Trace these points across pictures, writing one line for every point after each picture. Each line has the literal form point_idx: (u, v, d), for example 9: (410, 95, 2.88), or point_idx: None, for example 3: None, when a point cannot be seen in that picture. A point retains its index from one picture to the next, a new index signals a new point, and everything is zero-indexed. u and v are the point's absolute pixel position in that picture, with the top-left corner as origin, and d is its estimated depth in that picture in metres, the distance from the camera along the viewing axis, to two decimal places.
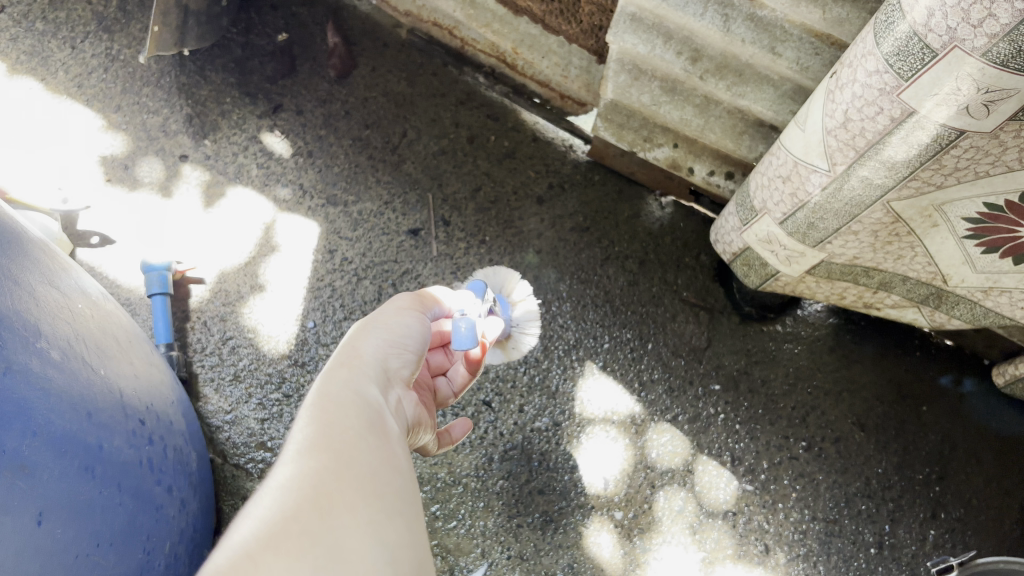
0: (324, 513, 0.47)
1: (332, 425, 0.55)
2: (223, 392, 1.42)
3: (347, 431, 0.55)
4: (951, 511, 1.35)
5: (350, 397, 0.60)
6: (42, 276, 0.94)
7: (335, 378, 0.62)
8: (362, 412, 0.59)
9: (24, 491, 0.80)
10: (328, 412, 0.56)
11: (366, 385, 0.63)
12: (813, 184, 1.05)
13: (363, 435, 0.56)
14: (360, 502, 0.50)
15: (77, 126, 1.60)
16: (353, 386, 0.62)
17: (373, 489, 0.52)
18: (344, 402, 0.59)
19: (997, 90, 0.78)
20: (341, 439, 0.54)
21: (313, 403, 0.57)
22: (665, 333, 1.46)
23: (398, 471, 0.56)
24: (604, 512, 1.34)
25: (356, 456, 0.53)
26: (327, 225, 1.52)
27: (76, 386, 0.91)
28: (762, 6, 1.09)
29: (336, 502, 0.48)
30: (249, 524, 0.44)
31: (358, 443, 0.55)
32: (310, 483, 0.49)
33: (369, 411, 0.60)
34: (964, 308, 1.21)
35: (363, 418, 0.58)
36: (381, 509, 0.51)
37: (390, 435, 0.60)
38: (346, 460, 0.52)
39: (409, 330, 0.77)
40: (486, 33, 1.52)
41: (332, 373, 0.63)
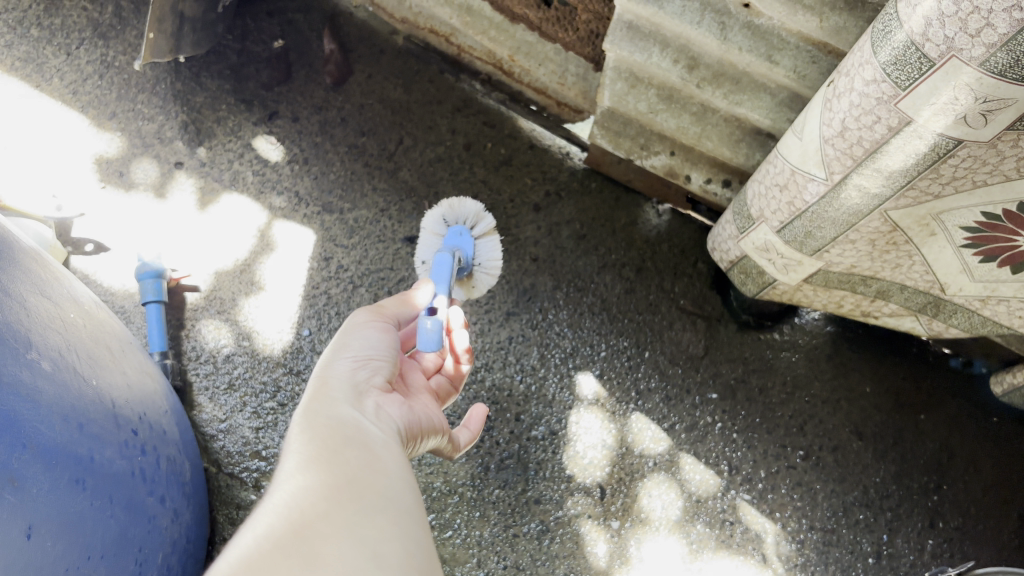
0: (306, 523, 0.50)
1: (308, 451, 0.58)
2: (217, 401, 1.40)
3: (322, 453, 0.59)
4: (949, 520, 1.35)
5: (325, 425, 0.64)
6: (34, 285, 0.93)
7: (310, 412, 0.66)
8: (335, 435, 0.62)
9: (14, 504, 0.79)
10: (300, 443, 0.60)
11: (340, 412, 0.67)
12: (811, 193, 1.05)
13: (338, 453, 0.59)
14: (339, 507, 0.53)
15: (71, 132, 1.59)
16: (326, 416, 0.66)
17: (351, 495, 0.55)
18: (319, 430, 0.62)
19: (995, 100, 0.78)
20: (318, 462, 0.57)
21: (289, 439, 0.61)
22: (662, 341, 1.45)
23: (379, 477, 0.59)
24: (600, 521, 1.33)
25: (332, 471, 0.56)
26: (323, 232, 1.52)
27: (68, 397, 0.90)
28: (759, 14, 1.08)
29: (315, 512, 0.51)
30: (236, 548, 0.47)
31: (334, 459, 0.58)
32: (291, 502, 0.52)
33: (344, 433, 0.63)
34: (961, 316, 1.20)
35: (339, 439, 0.62)
36: (362, 510, 0.54)
37: (370, 449, 0.63)
38: (322, 476, 0.55)
39: (371, 355, 0.82)
40: (482, 40, 1.52)
41: (306, 409, 0.67)
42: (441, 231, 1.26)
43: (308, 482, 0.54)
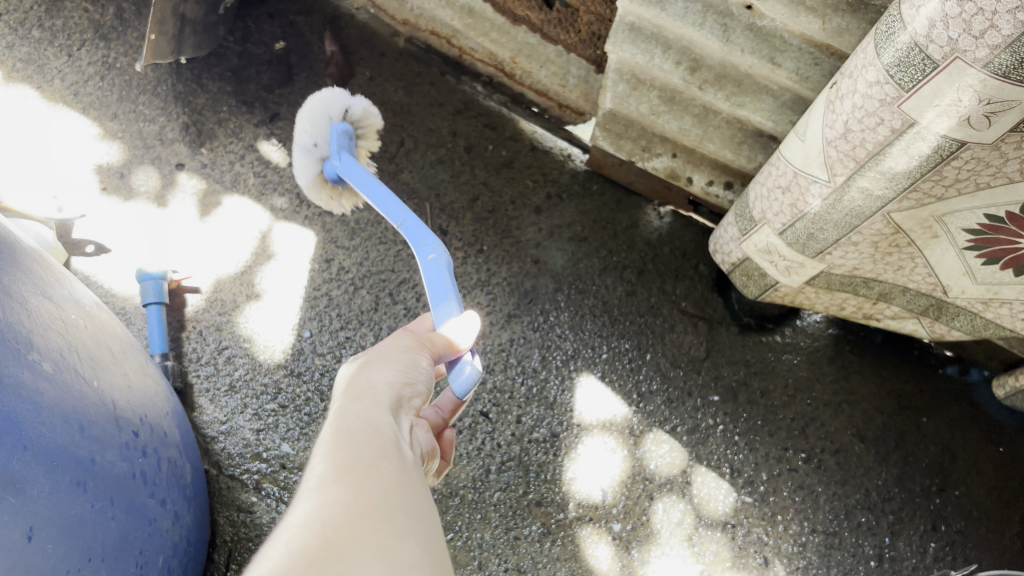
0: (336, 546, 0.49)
1: (341, 459, 0.57)
2: (218, 403, 1.40)
3: (355, 462, 0.57)
4: (951, 523, 1.34)
5: (361, 429, 0.61)
6: (36, 287, 0.93)
7: (344, 415, 0.64)
8: (369, 443, 0.60)
9: (14, 507, 0.78)
10: (338, 448, 0.58)
11: (376, 415, 0.65)
12: (813, 195, 1.05)
13: (371, 463, 0.58)
14: (368, 529, 0.51)
15: (72, 134, 1.59)
16: (361, 419, 0.63)
17: (381, 514, 0.53)
18: (353, 435, 0.60)
19: (999, 102, 0.77)
20: (350, 472, 0.56)
21: (322, 442, 0.59)
22: (663, 343, 1.45)
23: (411, 495, 0.57)
24: (602, 524, 1.32)
25: (364, 485, 0.55)
26: (324, 234, 1.51)
27: (69, 399, 0.90)
28: (762, 16, 1.08)
29: (346, 534, 0.50)
30: (263, 565, 0.47)
31: (366, 470, 0.56)
32: (322, 519, 0.51)
33: (381, 440, 0.61)
34: (964, 319, 1.20)
35: (373, 448, 0.60)
36: (391, 532, 0.52)
37: (403, 462, 0.61)
38: (354, 491, 0.54)
39: (419, 370, 0.75)
40: (484, 42, 1.52)
41: (340, 412, 0.65)
42: (332, 118, 1.17)
43: (339, 498, 0.53)
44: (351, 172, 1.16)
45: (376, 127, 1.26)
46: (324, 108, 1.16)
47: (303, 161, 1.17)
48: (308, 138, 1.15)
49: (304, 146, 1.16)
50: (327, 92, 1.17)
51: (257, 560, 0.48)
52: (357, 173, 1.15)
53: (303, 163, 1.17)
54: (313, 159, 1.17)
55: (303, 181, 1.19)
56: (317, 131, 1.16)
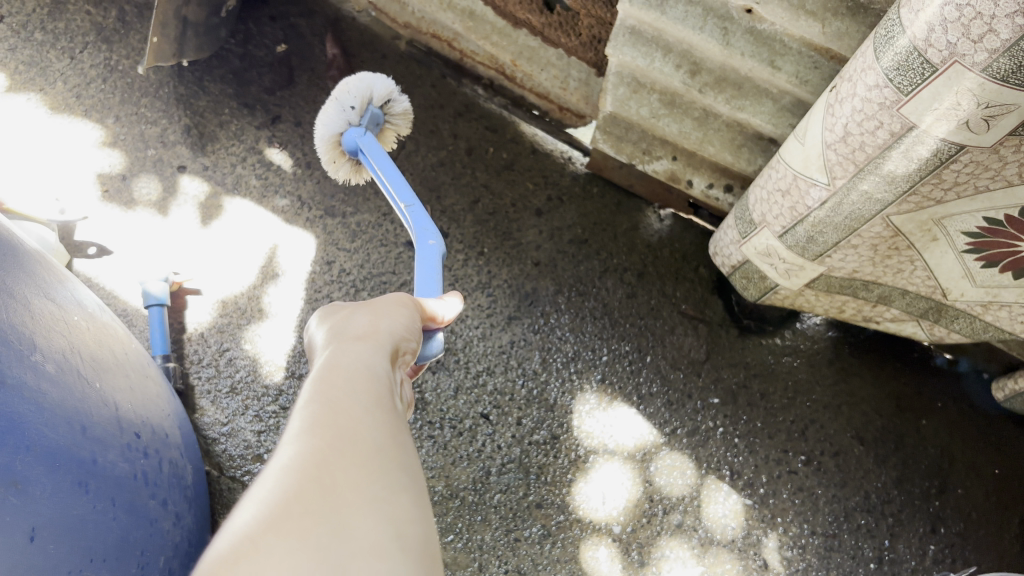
0: (329, 496, 0.45)
1: (336, 399, 0.52)
2: (219, 404, 1.40)
3: (351, 403, 0.52)
4: (951, 526, 1.34)
5: (360, 368, 0.56)
6: (38, 289, 0.94)
7: (341, 352, 0.59)
8: (368, 384, 0.55)
9: (17, 507, 0.78)
10: (332, 388, 0.53)
11: (375, 354, 0.60)
12: (813, 198, 1.05)
13: (370, 407, 0.53)
14: (363, 480, 0.47)
15: (75, 137, 1.60)
16: (359, 356, 0.58)
17: (378, 464, 0.49)
18: (352, 375, 0.55)
19: (998, 105, 0.78)
20: (346, 415, 0.51)
21: (314, 379, 0.54)
22: (664, 346, 1.45)
23: (409, 448, 0.53)
24: (601, 526, 1.32)
25: (361, 430, 0.50)
26: (325, 236, 1.52)
27: (71, 400, 0.90)
28: (762, 20, 1.08)
29: (340, 483, 0.46)
30: (249, 510, 0.43)
31: (363, 414, 0.52)
32: (314, 464, 0.47)
33: (380, 383, 0.56)
34: (963, 322, 1.20)
35: (371, 391, 0.55)
36: (388, 485, 0.48)
37: (400, 412, 0.56)
38: (349, 436, 0.49)
39: (416, 320, 0.70)
40: (485, 44, 1.53)
41: (336, 347, 0.59)
42: (375, 97, 1.17)
43: (333, 444, 0.48)
44: (372, 149, 1.14)
45: (401, 129, 1.25)
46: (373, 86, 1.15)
47: (333, 114, 1.13)
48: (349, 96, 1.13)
49: (340, 103, 1.14)
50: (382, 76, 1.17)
51: (242, 502, 0.45)
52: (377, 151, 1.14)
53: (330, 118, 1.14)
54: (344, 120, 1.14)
55: (322, 132, 1.15)
56: (359, 96, 1.13)
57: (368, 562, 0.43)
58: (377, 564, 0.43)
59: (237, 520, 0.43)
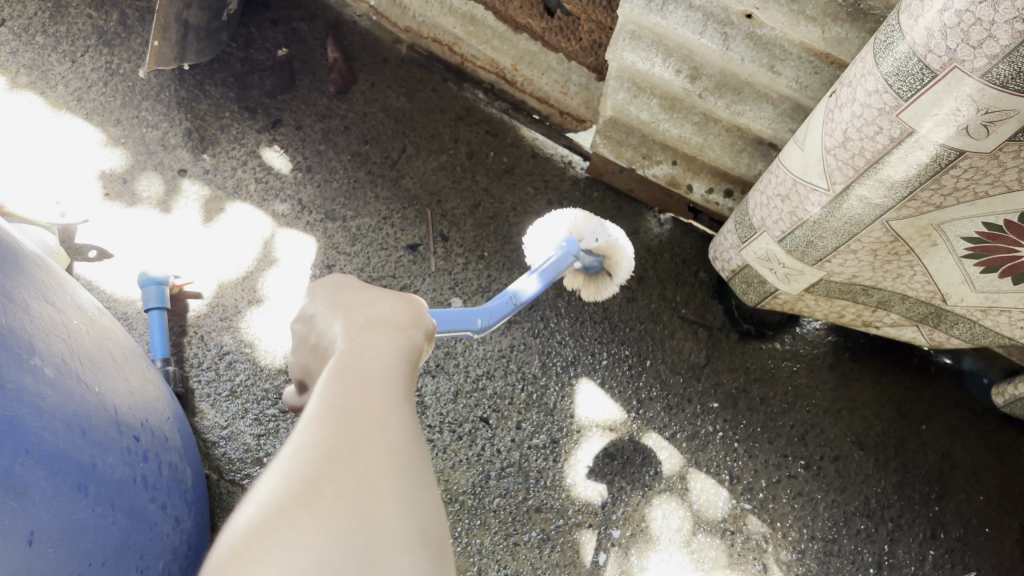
0: (363, 483, 0.46)
1: (368, 388, 0.53)
2: (219, 408, 1.40)
3: (385, 395, 0.53)
4: (950, 531, 1.34)
5: (391, 362, 0.57)
6: (38, 292, 0.94)
7: (375, 341, 0.59)
8: (399, 377, 0.56)
9: (16, 510, 0.77)
10: (360, 374, 0.54)
11: (405, 351, 0.59)
12: (813, 203, 1.05)
13: (401, 401, 0.53)
14: (392, 470, 0.48)
15: (76, 139, 1.60)
16: (390, 350, 0.58)
17: (404, 455, 0.49)
18: (384, 366, 0.56)
19: (997, 111, 0.78)
20: (379, 404, 0.52)
21: (350, 366, 0.55)
22: (663, 350, 1.45)
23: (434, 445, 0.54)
24: (601, 530, 1.32)
25: (390, 419, 0.51)
26: (325, 240, 1.52)
27: (71, 404, 0.90)
28: (761, 25, 1.08)
29: (374, 472, 0.47)
30: (284, 485, 0.44)
31: (396, 406, 0.52)
32: (348, 450, 0.47)
33: (409, 379, 0.57)
34: (963, 327, 1.20)
35: (402, 385, 0.55)
36: (413, 477, 0.49)
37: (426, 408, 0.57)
38: (378, 424, 0.50)
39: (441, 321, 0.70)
40: (486, 49, 1.53)
41: (370, 334, 0.59)
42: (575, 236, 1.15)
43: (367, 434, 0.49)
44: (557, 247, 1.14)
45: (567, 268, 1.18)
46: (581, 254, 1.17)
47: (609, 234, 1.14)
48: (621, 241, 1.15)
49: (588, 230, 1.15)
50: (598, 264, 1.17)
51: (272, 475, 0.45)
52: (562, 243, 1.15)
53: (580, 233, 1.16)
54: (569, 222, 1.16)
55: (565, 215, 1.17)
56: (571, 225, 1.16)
57: (395, 553, 0.43)
58: (401, 555, 0.44)
59: (272, 495, 0.44)
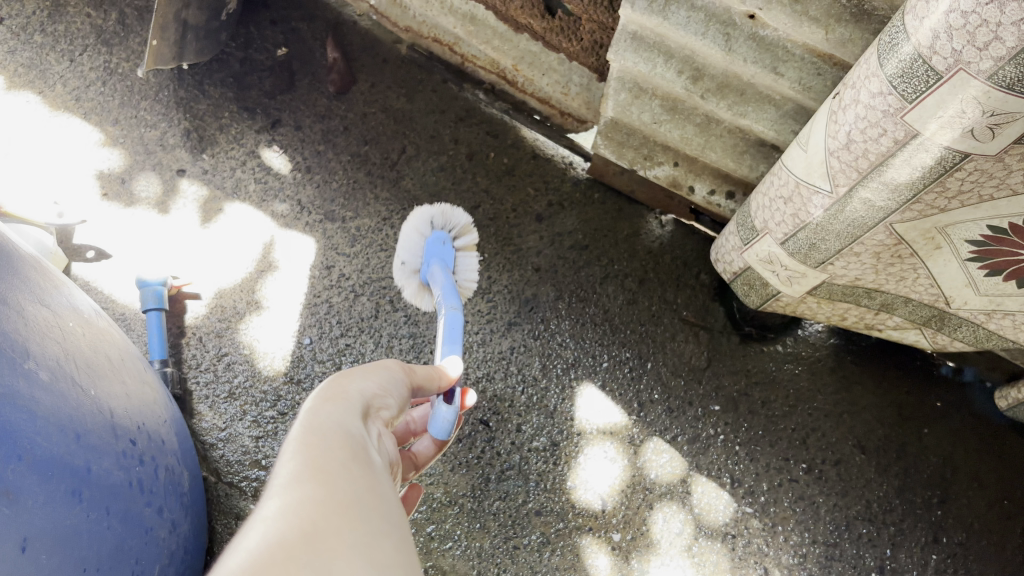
0: (312, 541, 0.43)
1: (312, 452, 0.50)
2: (217, 409, 1.39)
3: (329, 457, 0.50)
4: (952, 535, 1.33)
5: (332, 427, 0.54)
6: (32, 294, 0.93)
7: (317, 408, 0.56)
8: (346, 439, 0.54)
9: (8, 517, 0.77)
10: (313, 441, 0.51)
11: (348, 416, 0.57)
12: (815, 205, 1.04)
13: (347, 462, 0.51)
14: (348, 529, 0.45)
15: (75, 139, 1.59)
16: (332, 416, 0.56)
17: (359, 515, 0.47)
18: (325, 431, 0.53)
19: (1003, 114, 0.77)
20: (327, 468, 0.49)
21: (293, 434, 0.52)
22: (664, 352, 1.44)
23: (386, 503, 0.51)
24: (601, 534, 1.32)
25: (342, 483, 0.49)
26: (324, 241, 1.51)
27: (65, 408, 0.89)
28: (764, 26, 1.07)
29: (324, 530, 0.44)
30: (234, 554, 0.40)
31: (341, 467, 0.50)
32: (299, 513, 0.44)
33: (354, 442, 0.54)
34: (966, 330, 1.19)
35: (347, 446, 0.53)
36: (368, 535, 0.46)
37: (377, 468, 0.55)
38: (332, 487, 0.47)
39: (394, 386, 0.69)
40: (486, 49, 1.52)
41: (310, 405, 0.57)
42: (426, 232, 1.25)
43: (317, 497, 0.46)
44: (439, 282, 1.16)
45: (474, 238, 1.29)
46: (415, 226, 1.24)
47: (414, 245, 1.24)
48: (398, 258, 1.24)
49: (399, 262, 1.25)
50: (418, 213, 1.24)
51: (226, 550, 0.41)
52: (447, 287, 1.14)
53: (407, 245, 1.25)
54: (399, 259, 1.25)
55: (409, 295, 1.27)
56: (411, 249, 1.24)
57: None
58: None
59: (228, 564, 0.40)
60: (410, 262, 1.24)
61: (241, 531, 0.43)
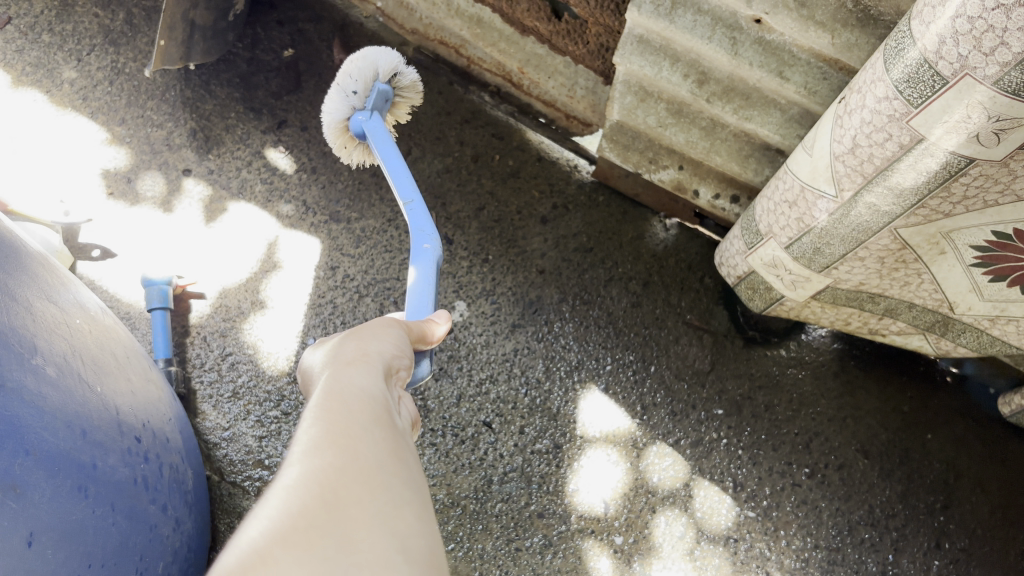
0: (333, 512, 0.43)
1: (333, 417, 0.50)
2: (221, 409, 1.40)
3: (350, 421, 0.50)
4: (955, 541, 1.33)
5: (353, 389, 0.54)
6: (40, 291, 0.93)
7: (336, 371, 0.56)
8: (367, 401, 0.53)
9: (17, 511, 0.78)
10: (333, 405, 0.51)
11: (368, 377, 0.56)
12: (820, 210, 1.05)
13: (368, 425, 0.51)
14: (368, 496, 0.45)
15: (81, 138, 1.60)
16: (352, 378, 0.55)
17: (381, 479, 0.47)
18: (346, 393, 0.53)
19: (1008, 119, 0.77)
20: (347, 432, 0.49)
21: (313, 402, 0.52)
22: (667, 356, 1.45)
23: (409, 464, 0.51)
24: (603, 537, 1.31)
25: (362, 448, 0.48)
26: (329, 242, 1.51)
27: (71, 404, 0.90)
28: (770, 31, 1.08)
29: (345, 499, 0.44)
30: (257, 526, 0.41)
31: (363, 431, 0.50)
32: (318, 483, 0.44)
33: (376, 402, 0.54)
34: (970, 336, 1.19)
35: (368, 408, 0.52)
36: (390, 500, 0.46)
37: (400, 430, 0.54)
38: (351, 453, 0.47)
39: (407, 343, 0.67)
40: (493, 51, 1.53)
41: (330, 371, 0.56)
42: (380, 74, 1.14)
43: (338, 466, 0.46)
44: (377, 135, 1.12)
45: (413, 101, 1.23)
46: (376, 63, 1.12)
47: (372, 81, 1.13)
48: (351, 80, 1.11)
49: (342, 89, 1.12)
50: (386, 52, 1.13)
51: (248, 522, 0.42)
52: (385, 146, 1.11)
53: (352, 70, 1.11)
54: (339, 90, 1.12)
55: (329, 120, 1.14)
56: (363, 81, 1.11)
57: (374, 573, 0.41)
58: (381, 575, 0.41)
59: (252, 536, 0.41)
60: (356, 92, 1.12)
61: (264, 500, 0.44)
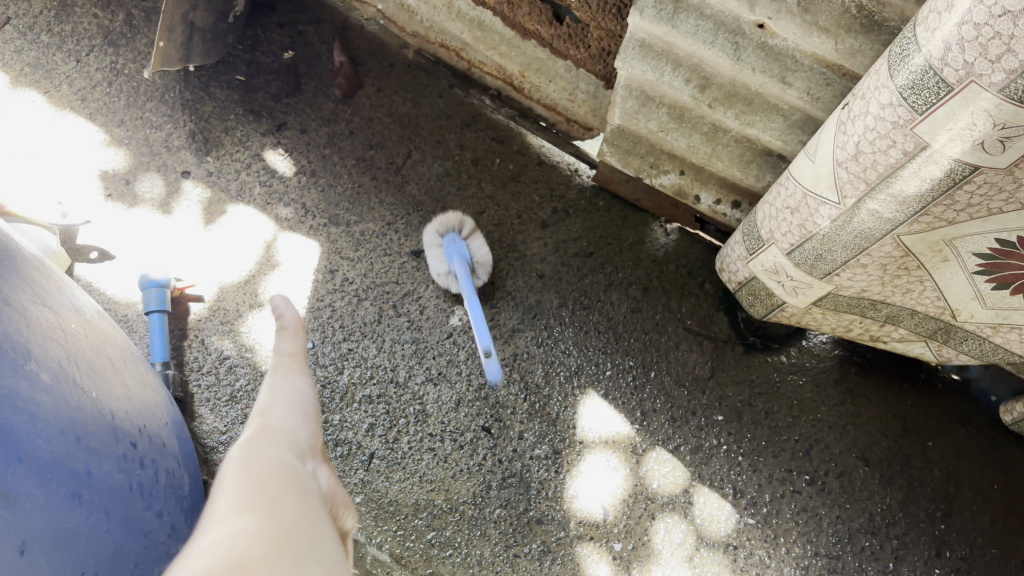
0: (249, 560, 0.43)
1: (245, 486, 0.50)
2: (219, 412, 1.38)
3: (261, 489, 0.51)
4: (956, 550, 1.32)
5: (262, 461, 0.55)
6: (36, 296, 0.93)
7: (243, 446, 0.58)
8: (276, 470, 0.54)
9: (8, 520, 0.75)
10: (244, 476, 0.52)
11: (275, 451, 0.58)
12: (822, 216, 1.04)
13: (279, 490, 0.52)
14: (280, 549, 0.45)
15: (78, 139, 1.59)
16: (260, 452, 0.56)
17: (294, 534, 0.48)
18: (254, 465, 0.54)
19: (1014, 127, 0.77)
20: (256, 497, 0.49)
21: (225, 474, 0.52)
22: (668, 362, 1.44)
23: (320, 522, 0.51)
24: (602, 543, 1.30)
25: (275, 510, 0.49)
26: (328, 245, 1.51)
27: (66, 410, 0.89)
28: (773, 36, 1.07)
29: (258, 553, 0.44)
30: None
31: (274, 495, 0.51)
32: (232, 544, 0.44)
33: (285, 470, 0.55)
34: (972, 343, 1.18)
35: (277, 476, 0.53)
36: (304, 552, 0.47)
37: (313, 492, 0.55)
38: (264, 514, 0.48)
39: (314, 410, 0.69)
40: (493, 55, 1.53)
41: (240, 448, 0.57)
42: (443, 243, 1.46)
43: (251, 521, 0.47)
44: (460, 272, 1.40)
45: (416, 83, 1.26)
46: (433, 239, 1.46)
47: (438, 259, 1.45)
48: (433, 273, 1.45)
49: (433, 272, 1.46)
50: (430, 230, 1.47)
51: None
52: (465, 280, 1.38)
53: (434, 258, 1.46)
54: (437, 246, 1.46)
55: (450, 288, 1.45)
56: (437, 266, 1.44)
57: None
58: None
59: None
60: (442, 269, 1.45)
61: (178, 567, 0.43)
